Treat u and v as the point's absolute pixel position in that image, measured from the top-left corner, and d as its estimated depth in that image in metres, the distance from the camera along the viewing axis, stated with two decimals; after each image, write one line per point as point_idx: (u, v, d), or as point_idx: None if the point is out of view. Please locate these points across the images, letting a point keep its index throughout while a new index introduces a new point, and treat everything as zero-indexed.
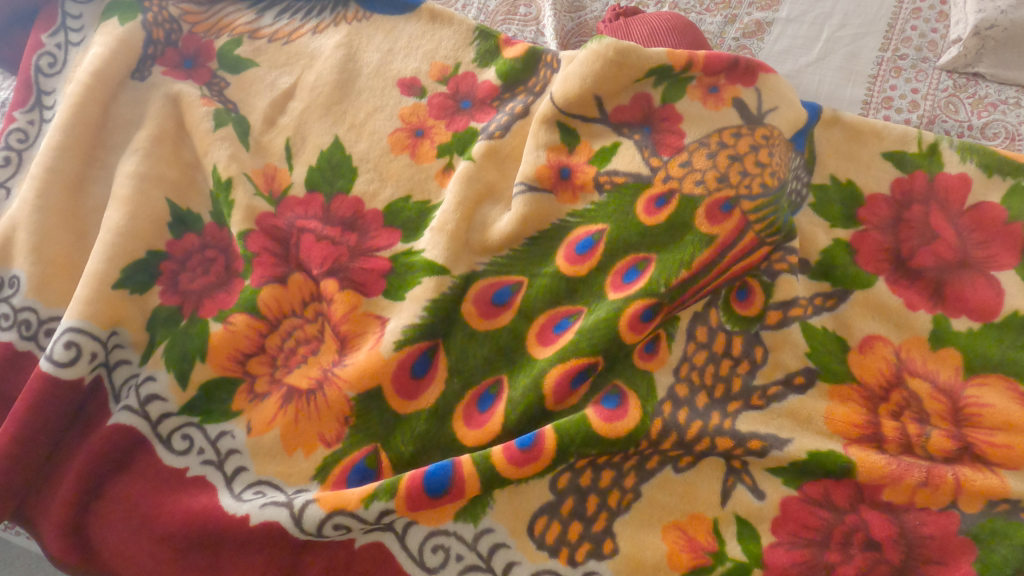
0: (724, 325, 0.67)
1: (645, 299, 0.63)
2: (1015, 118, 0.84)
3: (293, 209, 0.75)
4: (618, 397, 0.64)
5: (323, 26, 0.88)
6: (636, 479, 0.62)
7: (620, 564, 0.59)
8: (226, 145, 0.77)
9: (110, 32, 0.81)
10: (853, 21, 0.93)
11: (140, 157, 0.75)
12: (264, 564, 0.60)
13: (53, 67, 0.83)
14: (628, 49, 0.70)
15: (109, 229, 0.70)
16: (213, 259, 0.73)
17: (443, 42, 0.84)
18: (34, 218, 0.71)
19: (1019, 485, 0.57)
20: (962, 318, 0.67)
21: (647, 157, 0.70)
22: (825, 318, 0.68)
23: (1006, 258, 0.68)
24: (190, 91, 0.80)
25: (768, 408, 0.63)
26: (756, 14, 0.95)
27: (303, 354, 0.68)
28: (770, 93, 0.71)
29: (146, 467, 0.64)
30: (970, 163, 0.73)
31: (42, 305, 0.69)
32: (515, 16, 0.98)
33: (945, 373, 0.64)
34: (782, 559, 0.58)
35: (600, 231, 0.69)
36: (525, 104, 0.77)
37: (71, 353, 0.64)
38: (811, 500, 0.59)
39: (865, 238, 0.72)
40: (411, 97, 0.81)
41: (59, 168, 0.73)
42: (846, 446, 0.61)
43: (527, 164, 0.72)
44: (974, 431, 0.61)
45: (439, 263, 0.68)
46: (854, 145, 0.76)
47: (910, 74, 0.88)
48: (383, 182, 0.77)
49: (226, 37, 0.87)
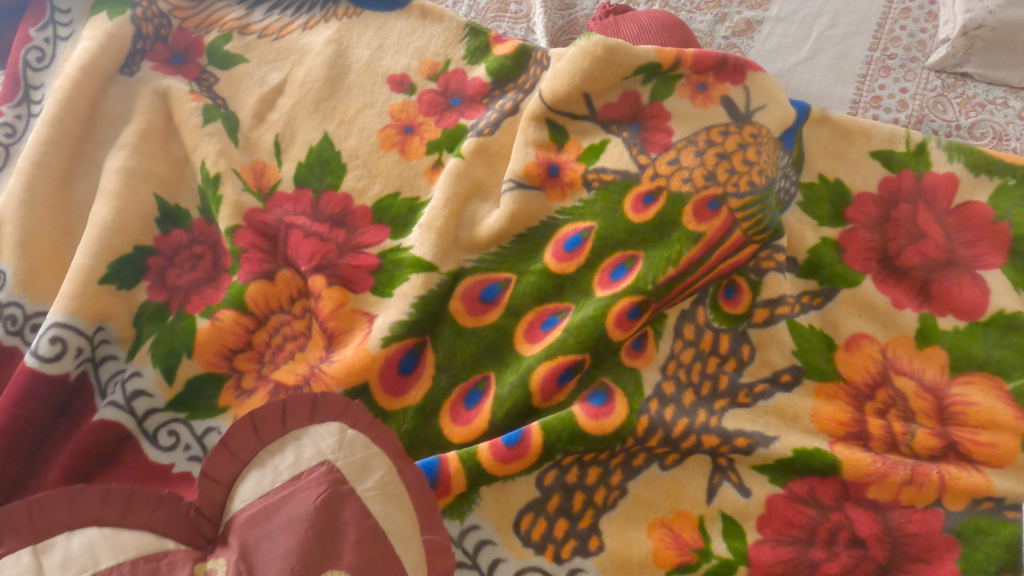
0: (711, 323, 0.67)
1: (632, 296, 0.63)
2: (1003, 118, 0.84)
3: (281, 205, 0.74)
4: (605, 394, 0.64)
5: (313, 22, 0.87)
6: (622, 477, 0.62)
7: (606, 562, 0.59)
8: (215, 141, 0.76)
9: (99, 26, 0.81)
10: (842, 20, 0.94)
11: (128, 152, 0.75)
12: (336, 414, 0.57)
13: (42, 61, 0.83)
14: (616, 47, 0.70)
15: (96, 225, 0.70)
16: (201, 255, 0.73)
17: (434, 39, 0.84)
18: (20, 213, 0.70)
19: (1004, 483, 0.58)
20: (949, 317, 0.67)
21: (635, 155, 0.70)
22: (813, 316, 0.69)
23: (992, 257, 0.68)
24: (179, 86, 0.80)
25: (754, 405, 0.64)
26: (746, 13, 0.95)
27: (290, 350, 0.68)
28: (759, 92, 0.71)
29: (133, 463, 0.64)
30: (957, 162, 0.73)
31: (28, 301, 0.68)
32: (505, 13, 0.97)
33: (930, 371, 0.65)
34: (767, 556, 0.58)
35: (588, 228, 0.69)
36: (514, 101, 0.77)
37: (56, 348, 0.63)
38: (797, 498, 0.60)
39: (852, 236, 0.72)
40: (401, 94, 0.81)
41: (47, 163, 0.73)
42: (831, 444, 0.61)
43: (516, 161, 0.72)
44: (958, 430, 0.61)
45: (426, 259, 0.68)
46: (842, 144, 0.77)
47: (899, 74, 0.89)
48: (372, 179, 0.76)
49: (216, 32, 0.87)
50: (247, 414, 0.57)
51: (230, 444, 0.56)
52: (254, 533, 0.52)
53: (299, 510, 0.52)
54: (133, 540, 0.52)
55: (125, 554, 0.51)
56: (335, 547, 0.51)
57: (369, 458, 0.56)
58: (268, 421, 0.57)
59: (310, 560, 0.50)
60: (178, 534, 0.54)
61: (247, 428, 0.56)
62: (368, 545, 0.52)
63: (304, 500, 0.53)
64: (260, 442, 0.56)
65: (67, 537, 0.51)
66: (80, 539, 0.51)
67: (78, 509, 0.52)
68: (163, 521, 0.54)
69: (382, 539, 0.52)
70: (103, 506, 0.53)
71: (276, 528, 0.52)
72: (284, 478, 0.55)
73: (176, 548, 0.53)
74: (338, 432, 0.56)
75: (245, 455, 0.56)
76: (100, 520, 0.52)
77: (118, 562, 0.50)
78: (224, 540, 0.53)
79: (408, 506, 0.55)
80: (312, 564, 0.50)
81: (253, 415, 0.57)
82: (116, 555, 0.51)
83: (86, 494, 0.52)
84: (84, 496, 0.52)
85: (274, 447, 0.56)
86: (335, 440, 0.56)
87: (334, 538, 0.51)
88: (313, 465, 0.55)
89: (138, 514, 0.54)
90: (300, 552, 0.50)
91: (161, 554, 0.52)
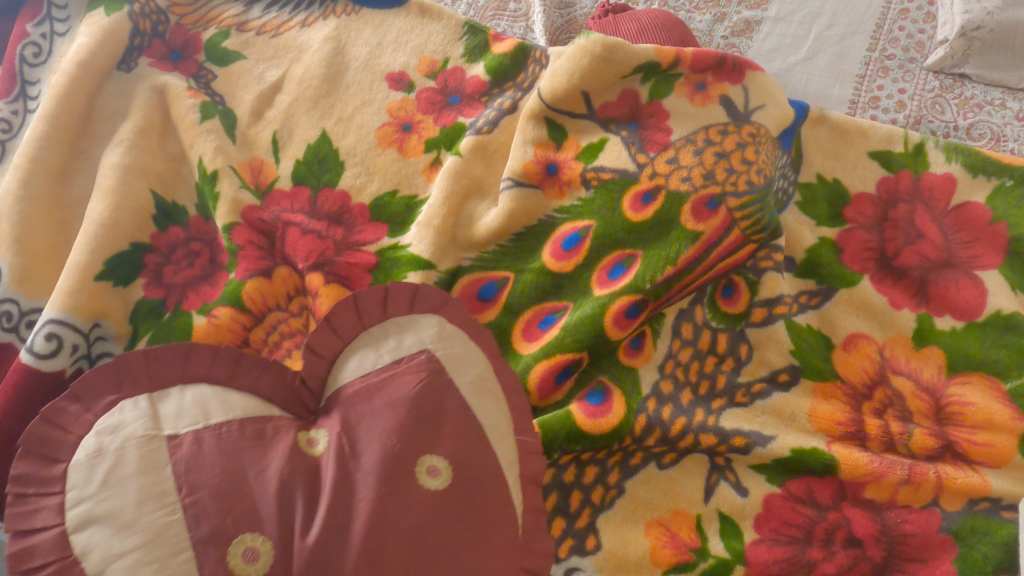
0: (709, 322, 0.67)
1: (631, 296, 0.63)
2: (1000, 119, 0.84)
3: (278, 203, 0.74)
4: (603, 393, 0.63)
5: (312, 19, 0.87)
6: (620, 476, 0.62)
7: (603, 561, 0.59)
8: (213, 138, 0.76)
9: (96, 22, 0.81)
10: (841, 20, 0.94)
11: (125, 148, 0.74)
12: (433, 308, 0.56)
13: (38, 57, 0.82)
14: (615, 45, 0.70)
15: (93, 221, 0.69)
16: (198, 253, 0.73)
17: (433, 37, 0.84)
18: (16, 209, 0.70)
19: (1000, 483, 0.58)
20: (946, 318, 0.67)
21: (633, 154, 0.69)
22: (811, 316, 0.69)
23: (989, 257, 0.68)
24: (177, 82, 0.79)
25: (752, 405, 0.64)
26: (745, 13, 0.96)
27: (288, 348, 0.68)
28: (757, 92, 0.71)
29: None
30: (955, 163, 0.73)
31: (24, 297, 0.68)
32: (504, 12, 0.97)
33: (928, 371, 0.65)
34: (764, 556, 0.57)
35: (586, 227, 0.68)
36: (513, 100, 0.77)
37: (52, 344, 0.63)
38: (794, 497, 0.60)
39: (850, 236, 0.72)
40: (400, 92, 0.81)
41: (43, 159, 0.73)
42: (829, 444, 0.61)
43: (514, 160, 0.72)
44: (955, 430, 0.61)
45: (424, 257, 0.68)
46: (840, 144, 0.76)
47: (897, 74, 0.89)
48: (370, 176, 0.76)
49: (214, 29, 0.87)
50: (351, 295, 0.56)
51: (333, 321, 0.54)
52: (359, 409, 0.50)
53: (400, 393, 0.50)
54: (241, 401, 0.50)
55: (234, 413, 0.49)
56: (434, 432, 0.49)
57: (465, 352, 0.54)
58: (370, 304, 0.55)
59: (411, 442, 0.48)
60: (283, 403, 0.52)
61: (351, 309, 0.54)
62: (467, 433, 0.50)
63: (405, 385, 0.50)
64: (360, 323, 0.54)
65: (181, 391, 0.49)
66: (193, 394, 0.49)
67: (190, 364, 0.51)
68: (268, 388, 0.52)
69: (479, 430, 0.51)
70: (212, 366, 0.51)
71: (377, 408, 0.50)
72: (384, 361, 0.52)
73: (281, 415, 0.51)
74: (437, 324, 0.55)
75: (348, 333, 0.54)
76: (210, 377, 0.51)
77: (229, 419, 0.48)
78: (326, 411, 0.51)
79: (501, 403, 0.53)
80: (413, 444, 0.48)
81: (355, 297, 0.55)
82: (226, 412, 0.49)
83: (198, 352, 0.51)
84: (196, 353, 0.51)
85: (375, 331, 0.54)
86: (435, 331, 0.54)
87: (434, 421, 0.49)
88: (413, 352, 0.53)
89: (247, 377, 0.52)
90: (401, 432, 0.48)
91: (268, 417, 0.50)
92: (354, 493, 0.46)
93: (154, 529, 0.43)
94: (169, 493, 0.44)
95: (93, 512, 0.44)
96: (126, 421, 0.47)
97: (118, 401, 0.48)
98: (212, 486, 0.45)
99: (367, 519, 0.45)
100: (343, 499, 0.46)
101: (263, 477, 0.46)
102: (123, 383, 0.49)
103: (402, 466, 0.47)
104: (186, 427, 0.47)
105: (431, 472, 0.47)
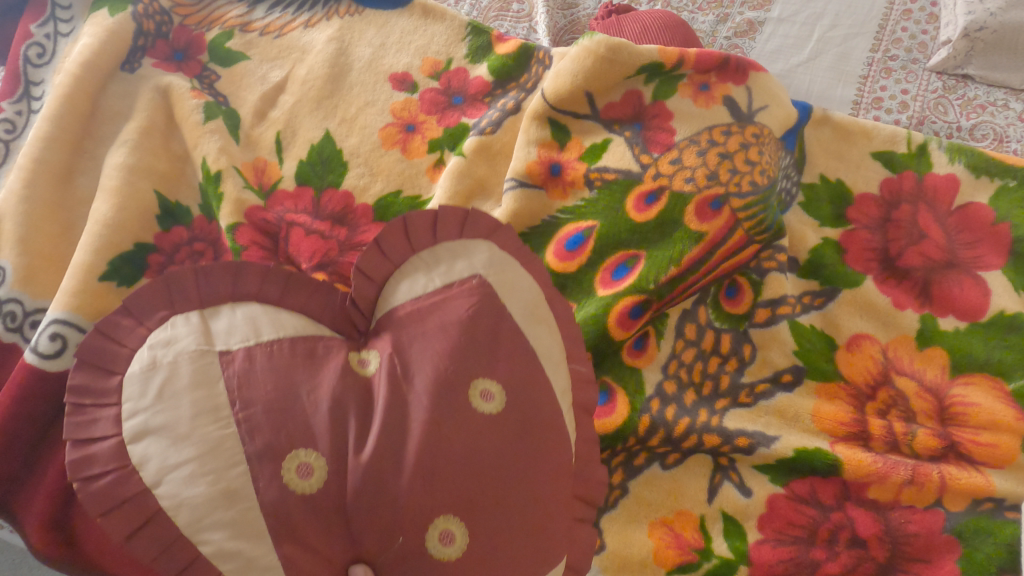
0: (713, 322, 0.67)
1: (634, 296, 0.63)
2: (1003, 120, 0.84)
3: (282, 203, 0.74)
4: (607, 392, 0.64)
5: (315, 19, 0.87)
6: (622, 476, 0.63)
7: (606, 561, 0.59)
8: (216, 138, 0.76)
9: (100, 22, 0.81)
10: (844, 21, 0.94)
11: (129, 149, 0.74)
12: (484, 234, 0.53)
13: (42, 57, 0.82)
14: (619, 46, 0.70)
15: (97, 221, 0.69)
16: (202, 253, 0.74)
17: (436, 37, 0.84)
18: (20, 210, 0.70)
19: (1003, 484, 0.58)
20: (949, 318, 0.67)
21: (637, 154, 0.69)
22: (814, 316, 0.69)
23: (992, 258, 0.68)
24: (181, 83, 0.79)
25: (754, 405, 0.64)
26: (747, 14, 0.96)
27: None
28: (761, 92, 0.72)
29: None
30: (958, 163, 0.73)
31: (28, 298, 0.68)
32: (507, 12, 0.97)
33: (932, 371, 0.65)
34: (768, 556, 0.57)
35: (590, 228, 0.68)
36: (516, 100, 0.77)
37: (56, 345, 0.63)
38: (797, 498, 0.60)
39: (853, 237, 0.72)
40: (403, 92, 0.81)
41: (47, 159, 0.73)
42: (832, 445, 0.61)
43: (517, 160, 0.72)
44: (959, 431, 0.61)
45: None
46: (843, 145, 0.77)
47: (900, 75, 0.89)
48: (373, 177, 0.76)
49: (218, 29, 0.87)
50: (399, 217, 0.52)
51: (382, 243, 0.51)
52: (410, 332, 0.48)
53: (452, 317, 0.48)
54: (291, 320, 0.49)
55: (285, 331, 0.47)
56: (487, 355, 0.48)
57: (517, 279, 0.52)
58: (420, 226, 0.52)
59: (463, 364, 0.47)
60: (333, 323, 0.50)
61: (401, 231, 0.51)
62: (521, 360, 0.49)
63: (455, 309, 0.49)
64: (410, 246, 0.51)
65: (231, 309, 0.48)
66: (243, 312, 0.48)
67: (240, 283, 0.49)
68: (319, 310, 0.50)
69: (533, 356, 0.50)
70: (262, 285, 0.49)
71: (430, 330, 0.48)
72: (436, 285, 0.50)
73: (331, 335, 0.49)
74: (489, 250, 0.52)
75: (397, 257, 0.51)
76: (260, 297, 0.49)
77: (279, 337, 0.47)
78: (378, 332, 0.50)
79: (553, 330, 0.52)
80: (466, 366, 0.47)
81: (405, 219, 0.52)
82: (277, 330, 0.47)
83: (248, 271, 0.49)
84: (246, 272, 0.49)
85: (425, 254, 0.51)
86: (486, 257, 0.52)
87: (487, 345, 0.48)
88: (465, 277, 0.50)
89: (296, 297, 0.50)
90: (455, 354, 0.47)
91: (318, 337, 0.49)
92: (408, 412, 0.45)
93: (209, 442, 0.42)
94: (223, 408, 0.43)
95: (147, 424, 0.43)
96: (178, 335, 0.45)
97: (169, 317, 0.46)
98: (265, 402, 0.44)
99: (421, 436, 0.44)
100: (397, 417, 0.45)
101: (315, 396, 0.45)
102: (173, 299, 0.47)
103: (456, 387, 0.46)
104: (238, 344, 0.46)
105: (485, 396, 0.46)
